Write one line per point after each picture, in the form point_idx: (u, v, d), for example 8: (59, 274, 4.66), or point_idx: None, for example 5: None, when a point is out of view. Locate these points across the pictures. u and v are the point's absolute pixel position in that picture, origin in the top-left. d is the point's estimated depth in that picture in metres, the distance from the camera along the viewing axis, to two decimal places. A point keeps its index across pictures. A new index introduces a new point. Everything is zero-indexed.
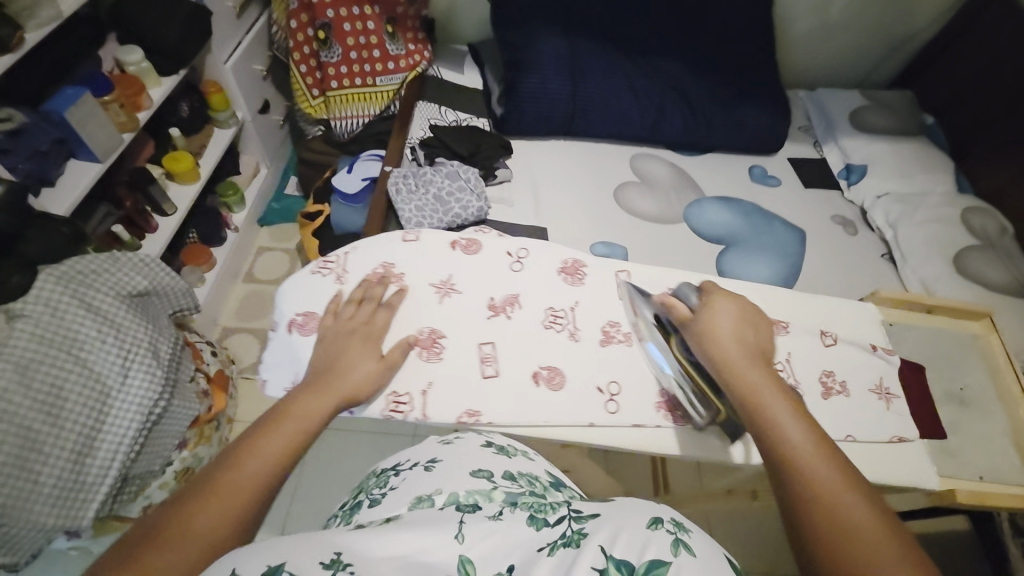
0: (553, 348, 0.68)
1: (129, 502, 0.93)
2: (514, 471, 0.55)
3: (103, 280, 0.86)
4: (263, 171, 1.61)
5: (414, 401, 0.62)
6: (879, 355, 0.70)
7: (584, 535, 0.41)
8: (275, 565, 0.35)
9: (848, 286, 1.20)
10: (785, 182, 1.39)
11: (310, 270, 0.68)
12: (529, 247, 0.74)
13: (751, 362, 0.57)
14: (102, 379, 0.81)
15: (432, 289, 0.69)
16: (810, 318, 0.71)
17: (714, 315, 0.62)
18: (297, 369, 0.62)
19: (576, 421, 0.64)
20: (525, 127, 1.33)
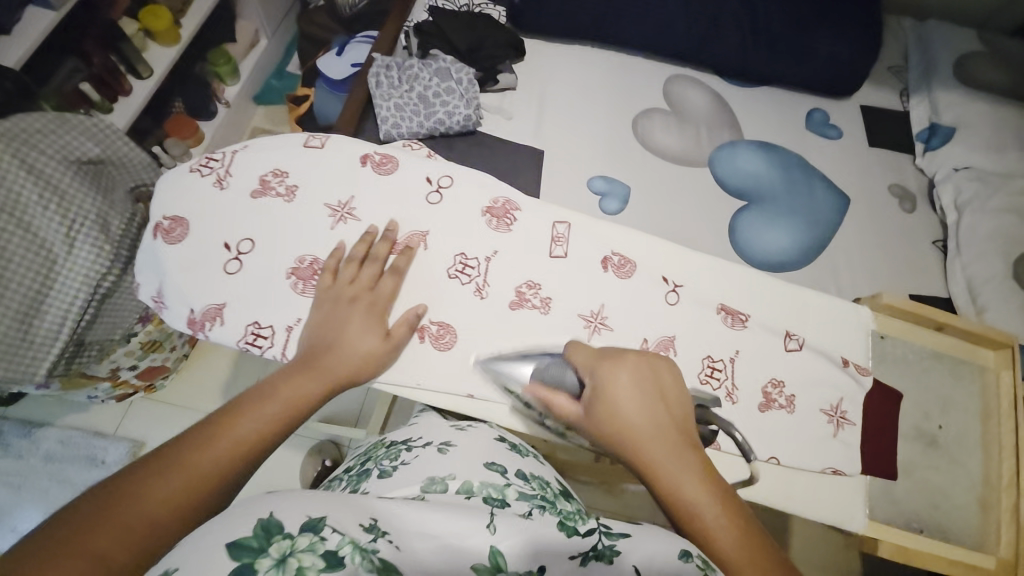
0: (451, 301, 0.60)
1: (96, 362, 0.97)
2: (525, 471, 0.55)
3: (48, 141, 0.82)
4: (263, 42, 1.47)
5: (274, 337, 0.56)
6: (848, 373, 0.60)
7: (616, 552, 0.41)
8: (318, 518, 0.37)
9: (879, 272, 1.03)
10: (847, 135, 1.16)
11: (189, 167, 0.60)
12: (453, 175, 0.64)
13: (664, 451, 0.47)
14: (47, 245, 0.81)
15: (325, 212, 0.60)
16: (778, 313, 0.61)
17: (607, 394, 0.50)
18: (161, 278, 0.57)
19: (453, 390, 0.58)
20: (543, 24, 1.13)
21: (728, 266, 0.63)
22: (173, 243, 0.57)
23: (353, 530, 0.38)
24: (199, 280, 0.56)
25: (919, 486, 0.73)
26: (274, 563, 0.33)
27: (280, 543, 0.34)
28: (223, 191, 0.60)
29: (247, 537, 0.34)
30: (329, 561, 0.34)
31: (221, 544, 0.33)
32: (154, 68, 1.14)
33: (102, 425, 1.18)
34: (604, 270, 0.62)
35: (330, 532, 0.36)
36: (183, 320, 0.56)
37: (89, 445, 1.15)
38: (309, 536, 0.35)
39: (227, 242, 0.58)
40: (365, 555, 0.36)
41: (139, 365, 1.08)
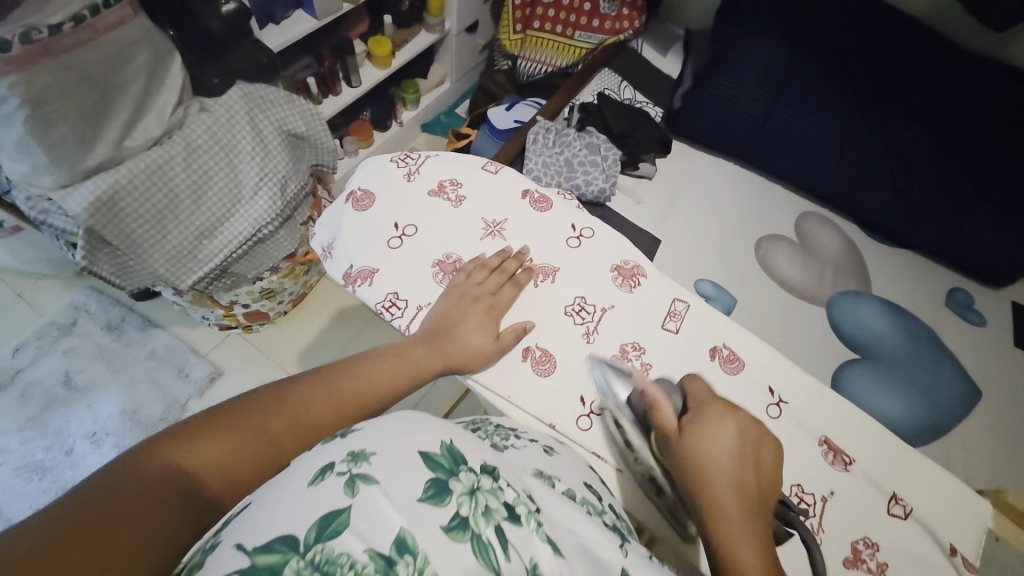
0: (560, 337, 0.63)
1: (224, 290, 1.12)
2: (614, 506, 0.53)
3: (274, 111, 1.02)
4: (446, 85, 1.73)
5: (406, 311, 0.63)
6: (955, 564, 0.52)
7: None
8: (491, 467, 0.42)
9: (999, 483, 0.90)
10: (991, 325, 1.07)
11: (391, 158, 0.71)
12: (595, 230, 0.69)
13: (733, 503, 0.47)
14: (239, 186, 0.98)
15: (480, 225, 0.68)
16: (885, 471, 0.56)
17: (706, 431, 0.50)
18: (337, 233, 0.67)
19: (538, 415, 0.60)
20: (694, 133, 1.21)
21: (838, 403, 0.59)
22: (358, 210, 0.68)
23: (519, 492, 0.41)
24: (364, 244, 0.66)
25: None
26: (467, 490, 0.37)
27: (468, 475, 0.39)
28: (408, 182, 0.70)
29: (438, 454, 0.39)
30: (508, 510, 0.38)
31: (418, 449, 0.38)
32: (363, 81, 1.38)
33: (199, 344, 1.33)
34: (710, 359, 0.62)
35: (504, 484, 0.40)
36: (341, 271, 0.65)
37: (184, 357, 1.30)
38: (492, 482, 0.39)
39: (396, 223, 0.67)
40: (534, 520, 0.39)
41: (251, 306, 1.22)
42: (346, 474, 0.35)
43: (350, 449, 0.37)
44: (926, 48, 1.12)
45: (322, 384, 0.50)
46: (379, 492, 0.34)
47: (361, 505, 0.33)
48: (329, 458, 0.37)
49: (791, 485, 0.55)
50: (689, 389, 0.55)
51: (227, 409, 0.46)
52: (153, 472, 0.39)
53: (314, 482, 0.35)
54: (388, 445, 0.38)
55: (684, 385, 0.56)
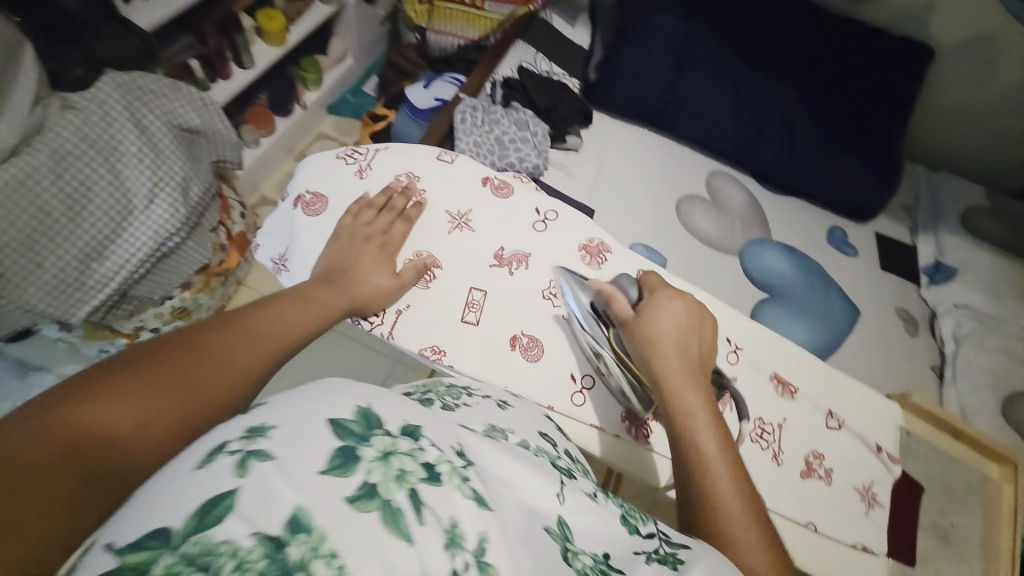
0: (542, 321, 0.65)
1: (124, 318, 0.97)
2: (572, 453, 0.53)
3: (159, 104, 0.87)
4: (349, 62, 1.60)
5: (384, 317, 0.60)
6: (881, 459, 0.63)
7: (681, 560, 0.40)
8: (414, 427, 0.37)
9: (882, 383, 1.09)
10: (862, 255, 1.27)
11: (337, 155, 0.67)
12: (558, 211, 0.70)
13: (682, 372, 0.53)
14: (129, 196, 0.84)
15: (446, 218, 0.66)
16: (822, 391, 0.65)
17: (657, 311, 0.56)
18: (291, 244, 0.61)
19: (537, 399, 0.62)
20: (612, 102, 1.26)
21: (777, 342, 0.67)
22: (311, 215, 0.63)
23: (448, 450, 0.37)
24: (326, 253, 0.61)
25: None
26: (378, 455, 0.33)
27: (382, 439, 0.35)
28: (361, 180, 0.66)
29: (350, 421, 0.35)
30: (427, 471, 0.34)
31: (325, 418, 0.34)
32: (256, 62, 1.23)
33: None
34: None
35: (427, 445, 0.36)
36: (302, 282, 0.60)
37: None
38: (410, 442, 0.35)
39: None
40: (460, 478, 0.35)
41: (160, 330, 1.06)
42: (236, 453, 0.31)
43: (250, 426, 0.33)
44: (798, 14, 1.26)
45: (235, 327, 0.48)
46: (275, 471, 0.30)
47: (251, 486, 0.29)
48: (225, 436, 0.33)
49: (754, 420, 0.61)
50: (653, 283, 0.60)
51: (129, 360, 0.41)
52: (81, 445, 0.35)
53: (203, 465, 0.31)
54: (291, 417, 0.34)
55: (643, 280, 0.61)
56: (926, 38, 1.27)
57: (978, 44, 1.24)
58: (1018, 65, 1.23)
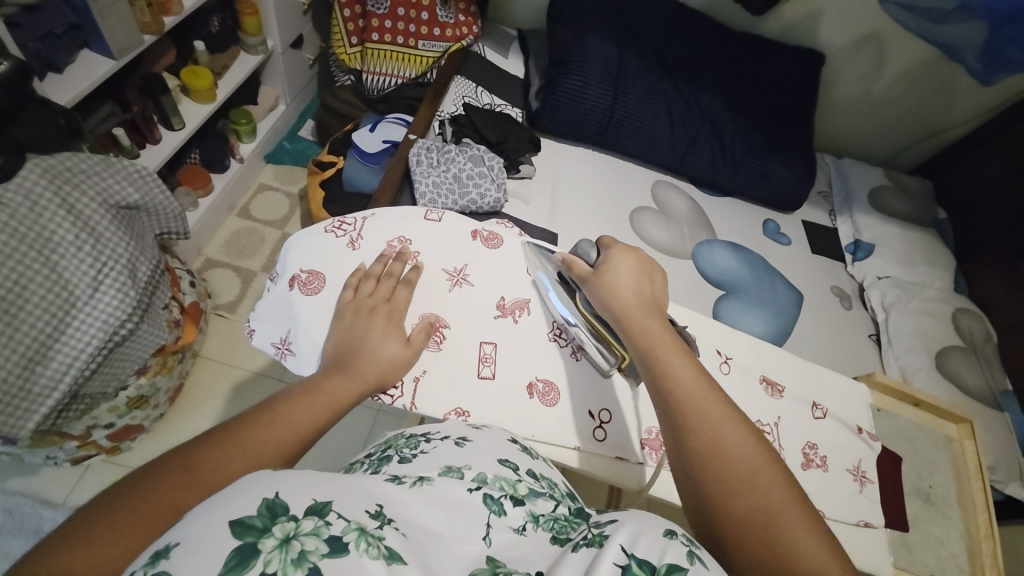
0: (552, 363, 0.66)
1: (75, 419, 0.88)
2: (536, 471, 0.51)
3: (91, 184, 0.81)
4: (281, 108, 1.55)
5: (403, 388, 0.59)
6: (863, 439, 0.71)
7: (605, 536, 0.37)
8: (323, 502, 0.33)
9: (833, 358, 1.21)
10: (795, 242, 1.40)
11: (325, 228, 0.66)
12: (548, 253, 0.72)
13: (645, 319, 0.57)
14: (70, 287, 0.77)
15: (444, 276, 0.66)
16: (806, 386, 0.72)
17: (613, 270, 0.61)
18: (293, 326, 0.59)
19: (561, 442, 0.63)
20: (557, 128, 1.32)
21: (758, 344, 0.73)
22: (310, 294, 0.61)
23: (359, 516, 0.34)
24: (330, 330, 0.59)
25: (921, 533, 0.81)
26: (277, 542, 0.30)
27: (284, 524, 0.31)
28: (354, 251, 0.65)
29: (251, 515, 0.31)
30: (333, 546, 0.31)
31: (226, 521, 0.30)
32: (186, 121, 1.19)
33: (51, 493, 1.01)
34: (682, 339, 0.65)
35: (335, 517, 0.33)
36: (314, 364, 0.57)
37: (33, 516, 0.97)
38: (314, 520, 0.32)
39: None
40: (369, 540, 0.32)
41: (117, 424, 0.98)
42: None
43: (153, 551, 0.30)
44: (708, 35, 1.39)
45: (234, 438, 0.41)
46: None
47: None
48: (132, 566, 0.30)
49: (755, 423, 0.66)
50: (607, 242, 0.64)
51: (124, 490, 0.35)
52: None
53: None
54: (196, 526, 0.30)
55: (601, 241, 0.64)
56: (817, 47, 1.44)
57: (858, 49, 1.42)
58: (892, 65, 1.43)
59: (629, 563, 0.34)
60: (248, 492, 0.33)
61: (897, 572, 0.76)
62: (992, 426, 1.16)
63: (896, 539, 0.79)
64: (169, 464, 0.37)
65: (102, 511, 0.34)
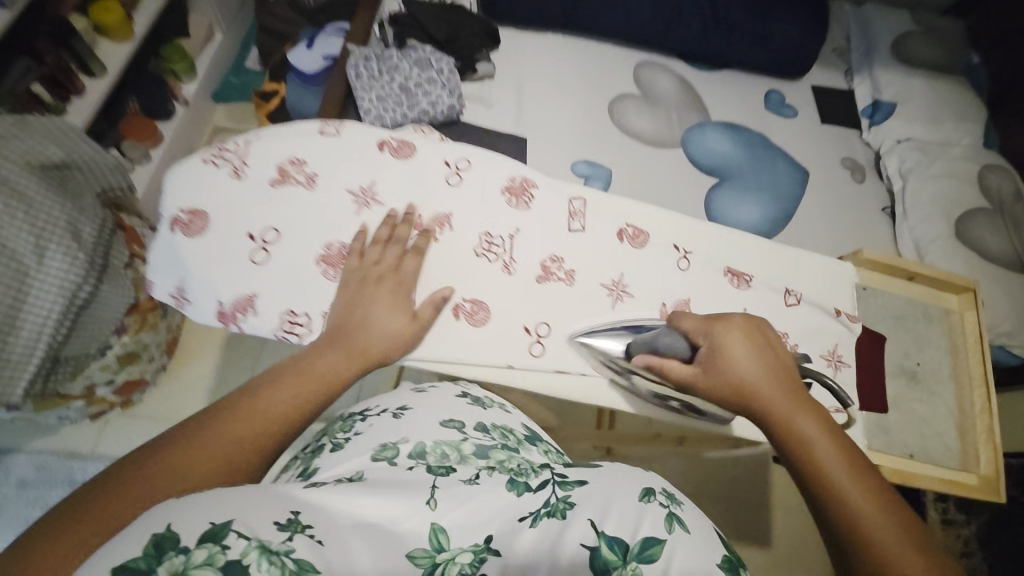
0: (479, 279, 0.65)
1: (69, 380, 0.91)
2: (486, 424, 0.57)
3: (13, 147, 0.76)
4: (217, 36, 1.40)
5: (312, 325, 0.60)
6: (841, 322, 0.70)
7: (570, 505, 0.40)
8: (221, 524, 0.31)
9: (839, 238, 1.12)
10: (801, 114, 1.24)
11: (204, 158, 0.63)
12: (469, 159, 0.69)
13: (792, 411, 0.52)
14: (16, 256, 0.74)
15: (349, 197, 0.64)
16: (775, 272, 0.70)
17: (734, 351, 0.56)
18: (186, 273, 0.59)
19: (495, 362, 0.62)
20: (517, 12, 1.14)
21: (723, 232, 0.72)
22: (193, 235, 0.60)
23: (265, 531, 0.32)
24: (225, 272, 0.60)
25: (908, 414, 0.78)
26: None
27: (172, 561, 0.29)
28: (241, 182, 0.63)
29: (135, 558, 0.29)
30: (228, 574, 0.29)
31: (106, 570, 0.28)
32: (108, 67, 1.11)
33: (78, 445, 1.10)
34: (621, 242, 0.69)
35: (234, 539, 0.31)
36: (212, 313, 0.59)
37: (67, 467, 1.07)
38: (208, 548, 0.30)
39: (251, 233, 0.61)
40: (272, 559, 0.30)
41: (116, 380, 1.02)
42: None
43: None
44: None
45: (235, 418, 0.45)
46: None
47: None
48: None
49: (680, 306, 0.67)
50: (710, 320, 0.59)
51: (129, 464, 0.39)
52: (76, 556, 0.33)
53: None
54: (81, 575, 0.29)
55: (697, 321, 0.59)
56: None
57: None
58: None
59: (599, 544, 0.37)
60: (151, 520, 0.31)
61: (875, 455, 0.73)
62: (1014, 290, 1.07)
63: (872, 423, 0.75)
64: (168, 445, 0.40)
65: (98, 491, 0.37)
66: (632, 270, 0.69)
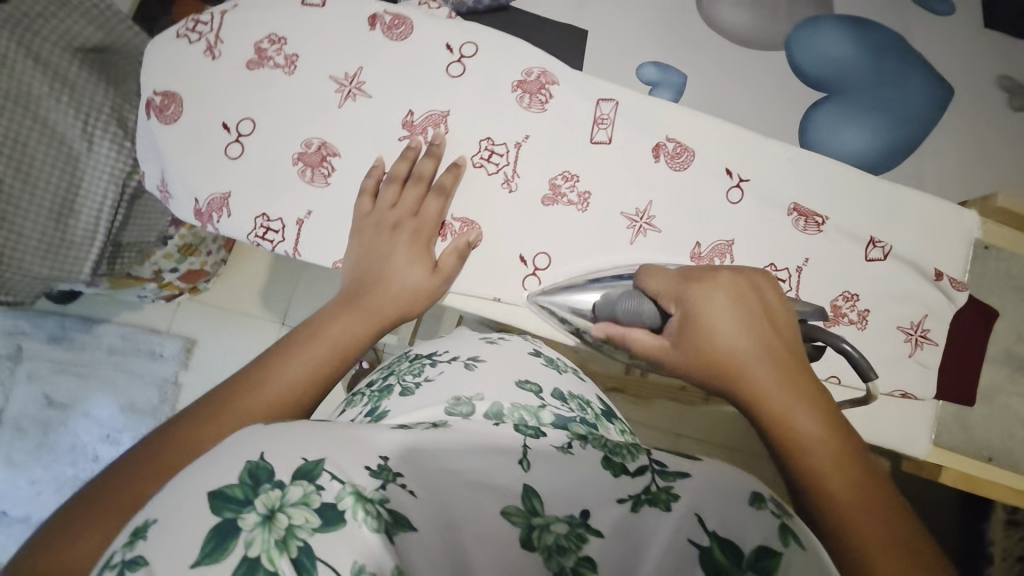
0: (473, 196, 0.60)
1: (137, 264, 0.98)
2: (565, 393, 0.54)
3: (49, 28, 0.71)
4: None
5: (285, 232, 0.58)
6: (942, 288, 0.59)
7: (676, 497, 0.36)
8: (314, 462, 0.32)
9: (967, 184, 0.89)
10: (962, 10, 0.92)
11: (177, 32, 0.60)
12: (476, 43, 0.61)
13: (764, 357, 0.46)
14: (67, 141, 0.75)
15: (333, 87, 0.59)
16: (866, 220, 0.60)
17: (707, 300, 0.50)
18: (166, 165, 0.58)
19: (482, 294, 0.59)
20: None
21: (791, 158, 0.60)
22: (168, 121, 0.59)
23: (358, 477, 0.32)
24: (201, 167, 0.58)
25: (998, 414, 0.64)
26: (260, 520, 0.29)
27: (268, 494, 0.30)
28: (214, 61, 0.59)
29: (232, 485, 0.30)
30: (324, 519, 0.30)
31: (203, 493, 0.29)
32: None
33: (155, 322, 1.24)
34: (655, 159, 0.60)
35: (328, 481, 0.31)
36: (190, 210, 0.58)
37: (146, 340, 1.23)
38: (303, 487, 0.30)
39: (226, 123, 0.59)
40: (367, 508, 0.31)
41: (179, 269, 1.10)
42: (114, 567, 0.27)
43: (133, 527, 0.29)
44: None
45: (253, 382, 0.44)
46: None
47: None
48: (112, 547, 0.29)
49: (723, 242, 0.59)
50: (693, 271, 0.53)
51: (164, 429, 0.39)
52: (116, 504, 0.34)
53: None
54: (174, 504, 0.30)
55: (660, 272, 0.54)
56: None
57: None
58: None
59: (710, 545, 0.33)
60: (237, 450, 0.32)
61: (937, 450, 0.62)
62: None
63: (949, 415, 0.63)
64: (202, 410, 0.41)
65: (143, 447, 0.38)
66: (661, 197, 0.60)
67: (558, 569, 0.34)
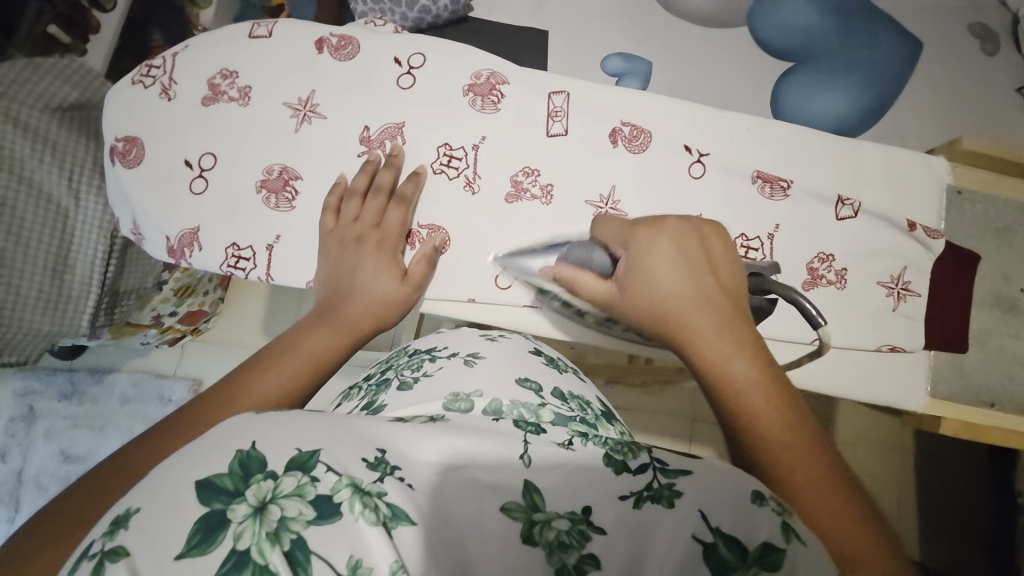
0: (437, 201, 0.60)
1: (136, 311, 1.00)
2: (565, 391, 0.52)
3: (28, 92, 0.73)
4: None
5: (256, 259, 0.59)
6: (917, 238, 0.59)
7: (677, 494, 0.34)
8: (308, 452, 0.30)
9: (949, 133, 0.88)
10: None
11: (131, 79, 0.61)
12: (424, 53, 0.62)
13: (711, 309, 0.49)
14: (54, 198, 0.77)
15: (287, 112, 0.60)
16: (834, 179, 0.60)
17: (652, 249, 0.52)
18: (137, 211, 0.59)
19: (456, 296, 0.59)
20: None
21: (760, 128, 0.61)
22: (131, 166, 0.60)
23: (354, 467, 0.31)
24: (169, 206, 0.59)
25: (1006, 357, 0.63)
26: (250, 510, 0.28)
27: (260, 484, 0.29)
28: (169, 102, 0.61)
29: (221, 473, 0.29)
30: (320, 511, 0.29)
31: (192, 481, 0.28)
32: None
33: (163, 366, 1.26)
34: (613, 145, 0.60)
35: (324, 472, 0.30)
36: (162, 248, 0.59)
37: (156, 385, 1.24)
38: (297, 477, 0.29)
39: (188, 160, 0.60)
40: (365, 501, 0.30)
41: (179, 311, 1.11)
42: (95, 555, 0.27)
43: (115, 515, 0.29)
44: None
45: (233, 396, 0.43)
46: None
47: None
48: (94, 535, 0.29)
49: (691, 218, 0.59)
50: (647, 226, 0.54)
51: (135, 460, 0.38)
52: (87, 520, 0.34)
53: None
54: (160, 492, 0.29)
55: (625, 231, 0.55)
56: None
57: None
58: None
59: (714, 541, 0.32)
60: (227, 437, 0.31)
61: (940, 403, 0.61)
62: None
63: (945, 363, 0.61)
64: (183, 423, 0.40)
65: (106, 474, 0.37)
66: (624, 181, 0.60)
67: (559, 566, 0.33)
